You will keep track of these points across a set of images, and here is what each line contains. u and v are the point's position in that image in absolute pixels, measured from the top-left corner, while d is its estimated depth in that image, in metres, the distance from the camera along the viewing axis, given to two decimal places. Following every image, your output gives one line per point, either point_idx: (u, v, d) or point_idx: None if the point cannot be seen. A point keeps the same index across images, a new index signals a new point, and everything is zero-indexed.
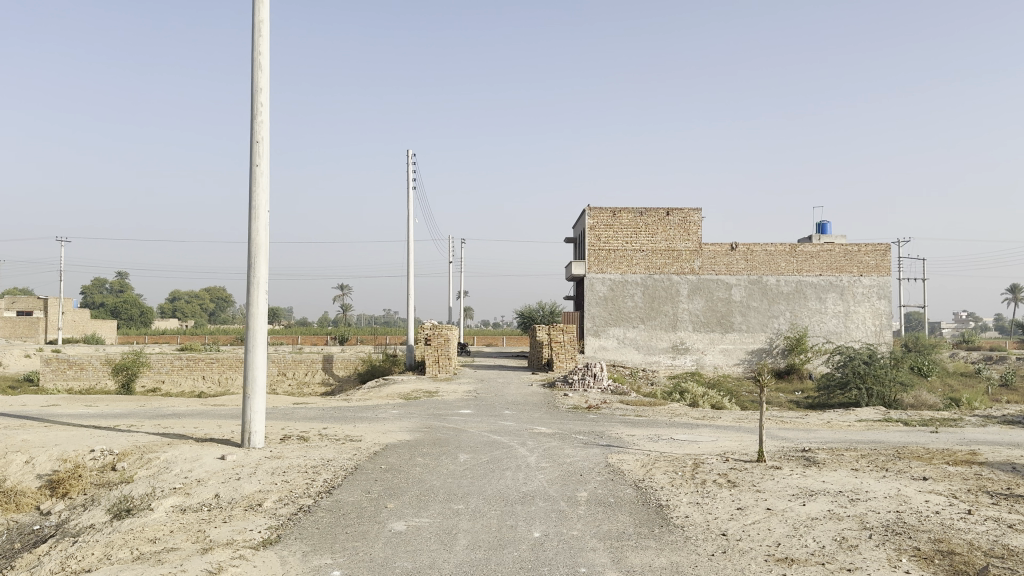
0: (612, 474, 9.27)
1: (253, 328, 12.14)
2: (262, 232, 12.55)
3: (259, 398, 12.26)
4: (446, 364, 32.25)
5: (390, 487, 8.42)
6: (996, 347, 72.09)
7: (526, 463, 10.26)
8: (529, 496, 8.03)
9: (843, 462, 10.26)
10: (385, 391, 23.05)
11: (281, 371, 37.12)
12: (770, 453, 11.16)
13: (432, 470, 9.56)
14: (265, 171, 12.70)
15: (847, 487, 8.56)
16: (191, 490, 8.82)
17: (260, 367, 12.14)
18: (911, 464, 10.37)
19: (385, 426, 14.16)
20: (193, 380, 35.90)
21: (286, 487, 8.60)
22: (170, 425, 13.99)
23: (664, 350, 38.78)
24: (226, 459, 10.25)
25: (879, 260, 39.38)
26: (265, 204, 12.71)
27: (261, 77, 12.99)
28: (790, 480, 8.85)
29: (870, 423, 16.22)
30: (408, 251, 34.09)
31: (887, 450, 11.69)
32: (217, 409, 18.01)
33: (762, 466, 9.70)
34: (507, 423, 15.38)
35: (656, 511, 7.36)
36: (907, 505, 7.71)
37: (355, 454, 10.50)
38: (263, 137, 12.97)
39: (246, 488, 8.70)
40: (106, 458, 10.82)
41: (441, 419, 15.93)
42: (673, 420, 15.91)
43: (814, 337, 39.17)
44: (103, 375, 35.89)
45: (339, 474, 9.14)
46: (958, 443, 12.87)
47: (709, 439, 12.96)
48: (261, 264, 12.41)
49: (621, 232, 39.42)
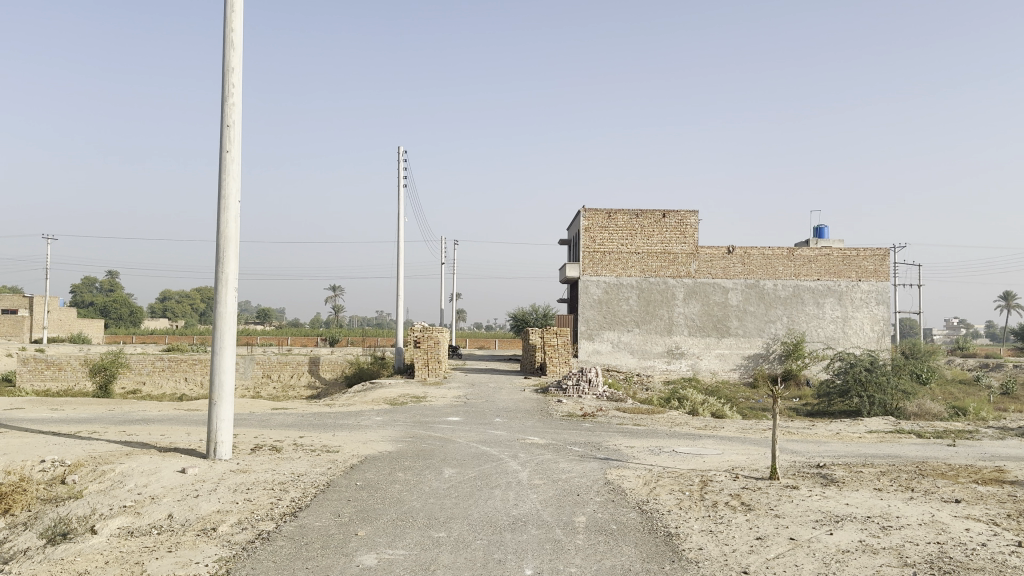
0: (613, 494, 8.35)
1: (221, 329, 11.24)
2: (231, 224, 11.65)
3: (226, 406, 11.33)
4: (435, 368, 31.30)
5: (364, 509, 7.48)
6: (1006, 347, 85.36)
7: (517, 480, 9.34)
8: (520, 521, 7.12)
9: (864, 481, 9.36)
10: (371, 395, 22.15)
11: (266, 374, 36.16)
12: (783, 470, 10.25)
13: (413, 488, 8.63)
14: (236, 158, 11.80)
15: (877, 512, 7.64)
16: (142, 509, 7.90)
17: (228, 371, 11.28)
18: (937, 483, 9.49)
19: (366, 436, 13.21)
20: (175, 382, 34.82)
21: (248, 508, 7.71)
22: (135, 432, 13.04)
23: (659, 354, 37.95)
24: (187, 472, 9.33)
25: (878, 264, 38.65)
26: (236, 192, 11.81)
27: (233, 55, 12.05)
28: (810, 503, 7.94)
29: (882, 434, 15.39)
30: (397, 250, 33.19)
31: (907, 466, 10.82)
32: (190, 414, 17.07)
33: (778, 486, 8.80)
34: (498, 432, 14.48)
35: (664, 541, 6.46)
36: (948, 536, 6.83)
37: (330, 469, 9.57)
38: (234, 122, 12.06)
39: (202, 509, 7.78)
40: (56, 470, 9.86)
41: (426, 428, 15.00)
42: (673, 430, 15.02)
43: (813, 342, 38.39)
44: (82, 376, 34.85)
45: (309, 491, 8.25)
46: (980, 458, 12.00)
47: (714, 452, 12.03)
48: (230, 257, 11.53)
49: (616, 234, 38.52)
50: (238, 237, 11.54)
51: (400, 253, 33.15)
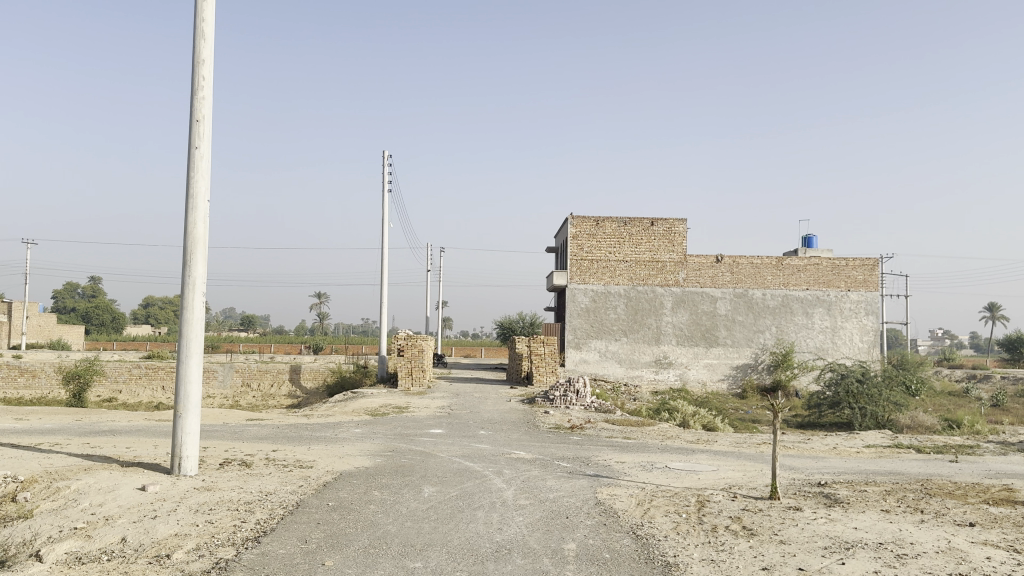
0: (604, 516, 7.77)
1: (188, 336, 10.67)
2: (200, 226, 11.05)
3: (192, 418, 10.72)
4: (419, 377, 30.66)
5: (334, 535, 6.88)
6: (995, 360, 85.33)
7: (501, 500, 8.73)
8: (504, 549, 6.55)
9: (870, 502, 8.79)
10: (351, 405, 21.44)
11: (246, 383, 35.42)
12: (783, 488, 9.70)
13: (389, 509, 8.01)
14: (205, 155, 11.19)
15: (890, 537, 7.11)
16: (94, 532, 7.26)
17: (194, 381, 10.67)
18: (946, 503, 8.97)
19: (342, 450, 12.58)
20: (152, 391, 33.95)
21: (209, 531, 7.09)
22: (100, 444, 12.36)
23: (647, 364, 37.45)
24: (147, 490, 8.69)
25: (867, 274, 38.33)
26: (205, 190, 11.19)
27: (204, 45, 11.42)
28: (817, 527, 7.39)
29: (879, 448, 14.90)
30: (381, 257, 32.58)
31: (911, 485, 10.29)
32: (161, 425, 16.37)
33: (780, 507, 8.25)
34: (482, 445, 13.87)
35: (661, 572, 5.91)
36: (969, 565, 6.29)
37: (302, 487, 8.94)
38: (204, 118, 11.44)
39: (159, 531, 7.14)
40: (8, 486, 9.21)
41: (408, 441, 14.40)
42: (665, 444, 14.49)
43: (802, 353, 37.99)
44: (56, 384, 33.94)
45: (276, 513, 7.63)
46: (986, 476, 11.50)
47: (709, 468, 11.47)
48: (198, 260, 10.94)
49: (604, 242, 38.05)
50: (207, 236, 10.96)
51: (384, 258, 32.52)
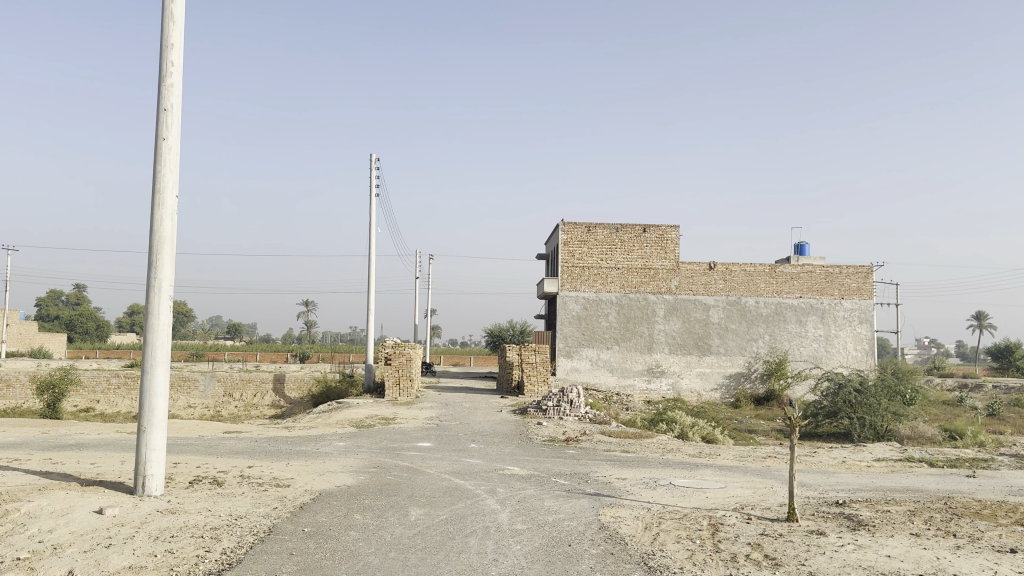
0: (611, 544, 7.02)
1: (153, 344, 9.92)
2: (166, 225, 10.33)
3: (158, 433, 10.00)
4: (407, 387, 29.79)
5: (307, 569, 6.13)
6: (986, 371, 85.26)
7: (496, 525, 7.95)
8: None
9: (898, 525, 8.05)
10: (336, 416, 20.58)
11: (227, 393, 34.52)
12: (800, 510, 8.93)
13: (372, 537, 7.24)
14: (173, 147, 10.46)
15: (929, 567, 6.38)
16: (38, 564, 6.43)
17: (160, 394, 9.94)
18: (981, 526, 8.24)
19: (324, 467, 11.77)
20: (130, 401, 32.98)
21: (167, 564, 6.30)
22: (62, 460, 11.52)
23: (639, 373, 36.75)
24: (104, 513, 7.86)
25: (861, 282, 37.81)
26: (173, 185, 10.47)
27: (173, 29, 10.67)
28: (848, 556, 6.66)
29: (890, 462, 14.17)
30: (368, 263, 31.83)
31: (935, 504, 9.57)
32: (130, 438, 15.45)
33: (802, 532, 7.53)
34: (473, 460, 13.12)
35: None
36: None
37: (276, 510, 8.13)
38: (172, 107, 10.70)
39: (110, 564, 6.33)
40: None
41: (395, 456, 13.57)
42: (666, 458, 13.76)
43: (796, 362, 37.36)
44: (30, 395, 32.90)
45: (245, 541, 6.87)
46: (1010, 493, 10.79)
47: (716, 485, 10.72)
48: (164, 261, 10.20)
49: (595, 249, 37.41)
50: (174, 232, 10.22)
51: (371, 265, 31.73)
